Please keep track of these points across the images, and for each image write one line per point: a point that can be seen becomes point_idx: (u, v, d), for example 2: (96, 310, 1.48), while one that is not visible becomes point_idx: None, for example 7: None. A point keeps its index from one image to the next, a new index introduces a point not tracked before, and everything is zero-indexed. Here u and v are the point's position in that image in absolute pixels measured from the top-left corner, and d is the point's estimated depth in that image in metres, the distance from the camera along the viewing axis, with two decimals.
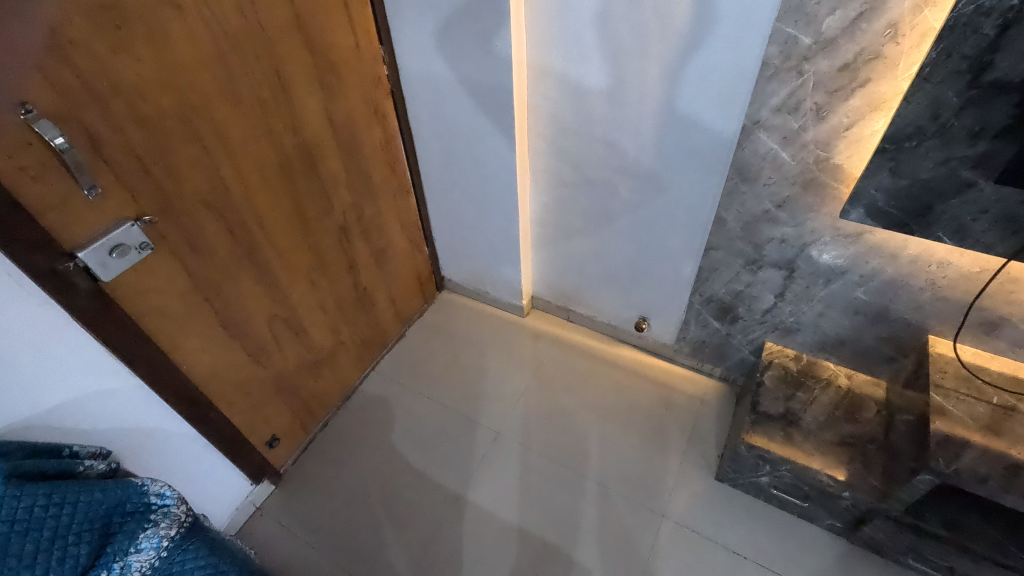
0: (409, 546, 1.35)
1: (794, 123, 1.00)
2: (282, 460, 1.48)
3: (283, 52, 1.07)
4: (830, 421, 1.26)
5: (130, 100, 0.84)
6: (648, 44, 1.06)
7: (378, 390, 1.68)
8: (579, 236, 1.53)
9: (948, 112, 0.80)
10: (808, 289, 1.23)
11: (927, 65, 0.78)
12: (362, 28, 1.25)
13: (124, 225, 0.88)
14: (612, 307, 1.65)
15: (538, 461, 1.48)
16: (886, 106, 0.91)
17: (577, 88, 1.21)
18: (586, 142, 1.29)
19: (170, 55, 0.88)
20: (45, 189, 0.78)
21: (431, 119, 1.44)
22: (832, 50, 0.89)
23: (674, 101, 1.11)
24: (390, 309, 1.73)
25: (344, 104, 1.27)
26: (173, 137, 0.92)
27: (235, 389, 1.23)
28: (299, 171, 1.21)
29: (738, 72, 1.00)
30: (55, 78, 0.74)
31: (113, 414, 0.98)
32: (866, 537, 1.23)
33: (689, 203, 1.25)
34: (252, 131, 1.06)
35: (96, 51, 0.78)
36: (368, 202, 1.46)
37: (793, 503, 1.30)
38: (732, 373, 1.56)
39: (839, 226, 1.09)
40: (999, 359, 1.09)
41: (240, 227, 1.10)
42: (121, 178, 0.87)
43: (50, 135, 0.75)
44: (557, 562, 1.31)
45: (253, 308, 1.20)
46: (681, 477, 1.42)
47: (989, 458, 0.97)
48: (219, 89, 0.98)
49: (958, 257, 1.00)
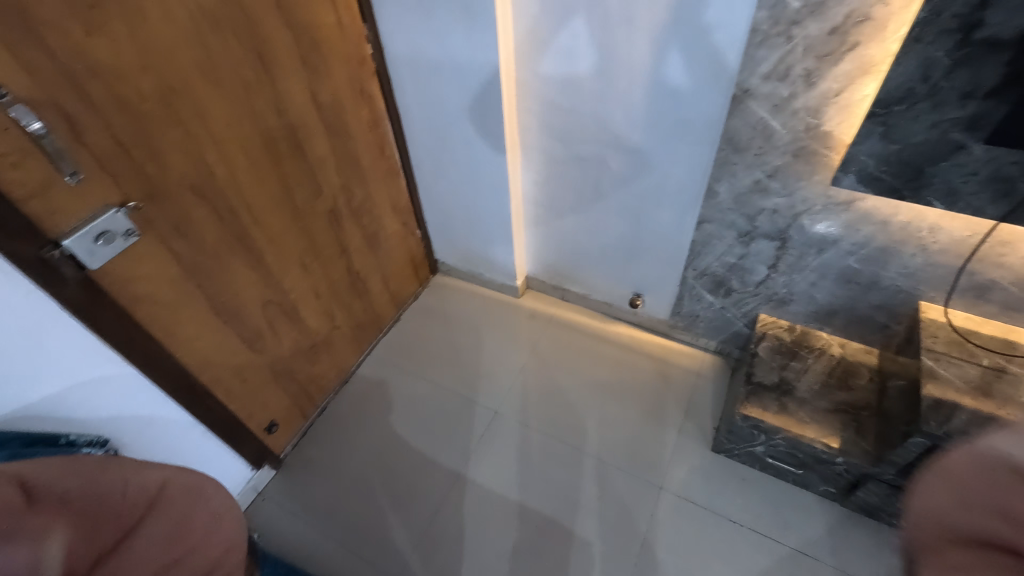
0: (411, 525, 1.37)
1: (784, 90, 0.99)
2: (282, 445, 1.49)
3: (264, 30, 1.05)
4: (823, 390, 1.28)
5: (108, 84, 0.83)
6: (635, 13, 1.03)
7: (376, 373, 1.69)
8: (572, 213, 1.52)
9: (939, 72, 0.79)
10: (800, 259, 1.23)
11: (918, 26, 0.77)
12: (344, 4, 1.22)
13: (109, 212, 0.88)
14: (607, 284, 1.66)
15: (536, 438, 1.50)
16: (876, 69, 0.90)
17: (565, 63, 1.19)
18: (576, 117, 1.28)
19: (147, 36, 0.86)
20: (26, 175, 0.77)
21: (417, 99, 1.42)
22: (821, 14, 0.88)
23: (662, 71, 1.09)
24: (385, 293, 1.72)
25: (329, 83, 1.25)
26: (154, 121, 0.91)
27: (232, 374, 1.23)
28: (286, 154, 1.19)
29: (728, 39, 0.99)
30: (30, 61, 0.73)
31: (108, 400, 0.99)
32: (860, 502, 1.25)
33: (681, 176, 1.25)
34: (235, 113, 1.05)
35: (70, 32, 0.76)
36: (357, 184, 1.45)
37: (788, 470, 1.31)
38: (727, 346, 1.57)
39: (831, 194, 1.08)
40: (990, 323, 1.10)
41: (228, 212, 1.09)
42: (103, 164, 0.85)
43: (26, 120, 0.73)
44: (556, 534, 1.33)
45: (245, 294, 1.20)
46: (678, 450, 1.44)
47: (979, 419, 0.98)
48: (199, 70, 0.96)
49: (950, 222, 1.00)
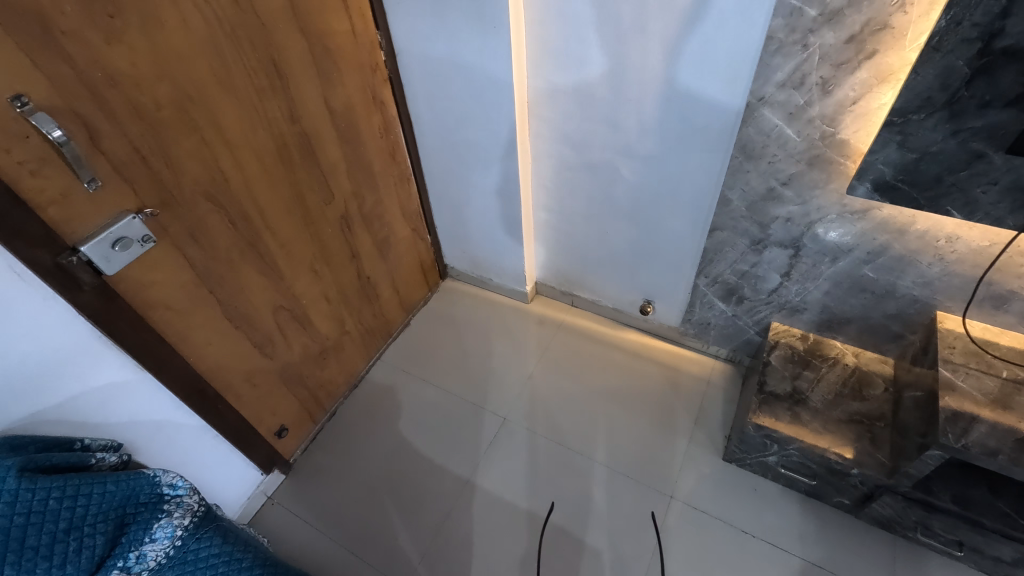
0: (419, 533, 1.37)
1: (799, 98, 0.98)
2: (292, 450, 1.50)
3: (279, 39, 1.06)
4: (837, 399, 1.27)
5: (126, 92, 0.83)
6: (649, 22, 1.03)
7: (385, 378, 1.69)
8: (582, 220, 1.52)
9: (958, 81, 0.78)
10: (814, 268, 1.22)
11: (937, 35, 0.76)
12: (357, 12, 1.23)
13: (126, 218, 0.89)
14: (617, 291, 1.65)
15: (545, 445, 1.49)
16: (893, 77, 0.89)
17: (577, 70, 1.19)
18: (588, 125, 1.28)
19: (165, 45, 0.87)
20: (45, 183, 0.78)
21: (429, 106, 1.43)
22: (837, 22, 0.87)
23: (675, 79, 1.09)
24: (394, 298, 1.73)
25: (342, 90, 1.26)
26: (170, 128, 0.92)
27: (242, 380, 1.23)
28: (299, 161, 1.20)
29: (741, 47, 0.98)
30: (50, 69, 0.74)
31: (123, 406, 0.99)
32: (875, 514, 1.22)
33: (693, 184, 1.24)
34: (249, 120, 1.05)
35: (90, 41, 0.77)
36: (369, 190, 1.45)
37: (800, 481, 1.30)
38: (738, 354, 1.56)
39: (845, 203, 1.08)
40: (1009, 333, 1.09)
41: (241, 218, 1.10)
42: (120, 171, 0.86)
43: (47, 128, 0.74)
44: (567, 544, 1.32)
45: (258, 299, 1.20)
46: (689, 459, 1.43)
47: (998, 432, 0.97)
48: (215, 77, 0.96)
49: (968, 231, 0.99)
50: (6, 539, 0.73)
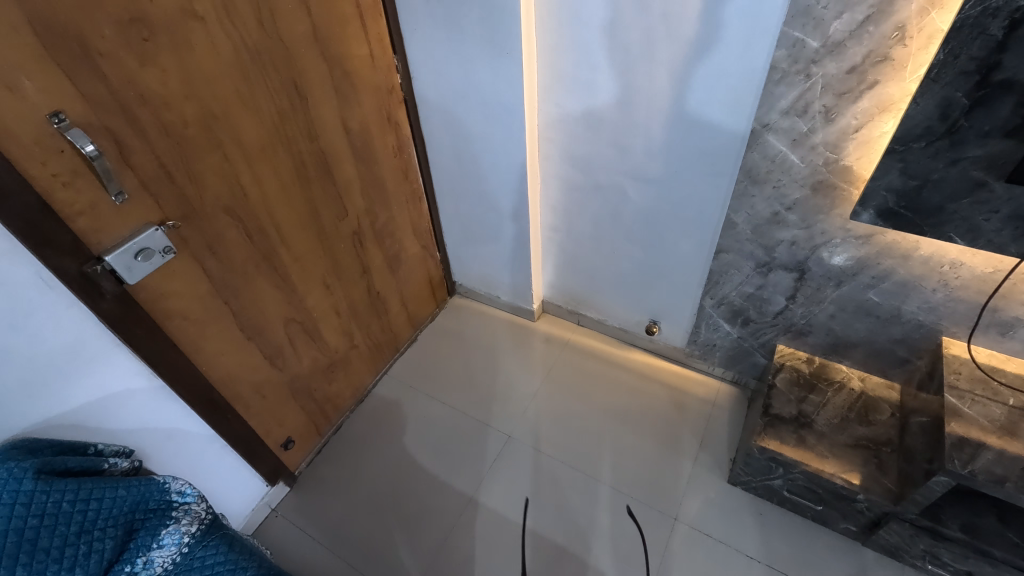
0: (421, 549, 1.36)
1: (802, 125, 1.01)
2: (297, 462, 1.50)
3: (301, 62, 1.10)
4: (843, 423, 1.26)
5: (156, 111, 0.88)
6: (657, 49, 1.07)
7: (391, 393, 1.71)
8: (589, 240, 1.54)
9: (957, 112, 0.80)
10: (819, 291, 1.23)
11: (935, 66, 0.78)
12: (376, 38, 1.28)
13: (149, 230, 0.92)
14: (623, 311, 1.67)
15: (549, 463, 1.49)
16: (894, 108, 0.92)
17: (586, 95, 1.23)
18: (596, 148, 1.31)
19: (194, 67, 0.91)
20: (75, 195, 0.81)
21: (442, 126, 1.47)
22: (839, 53, 0.90)
23: (682, 105, 1.12)
24: (403, 314, 1.75)
25: (358, 111, 1.30)
26: (195, 145, 0.95)
27: (252, 390, 1.25)
28: (315, 178, 1.24)
29: (745, 75, 1.01)
30: (86, 88, 0.78)
31: (137, 413, 1.01)
32: (882, 541, 1.21)
33: (698, 207, 1.26)
34: (269, 138, 1.09)
35: (125, 62, 0.81)
36: (381, 208, 1.49)
37: (806, 506, 1.29)
38: (744, 376, 1.57)
39: (849, 227, 1.09)
40: (1015, 360, 1.09)
41: (258, 233, 1.13)
42: (146, 185, 0.90)
43: (81, 143, 0.78)
44: (570, 565, 1.31)
45: (270, 311, 1.23)
46: (693, 481, 1.42)
47: (1005, 460, 0.97)
48: (239, 98, 1.00)
49: (971, 258, 1.00)
50: (20, 541, 0.74)
